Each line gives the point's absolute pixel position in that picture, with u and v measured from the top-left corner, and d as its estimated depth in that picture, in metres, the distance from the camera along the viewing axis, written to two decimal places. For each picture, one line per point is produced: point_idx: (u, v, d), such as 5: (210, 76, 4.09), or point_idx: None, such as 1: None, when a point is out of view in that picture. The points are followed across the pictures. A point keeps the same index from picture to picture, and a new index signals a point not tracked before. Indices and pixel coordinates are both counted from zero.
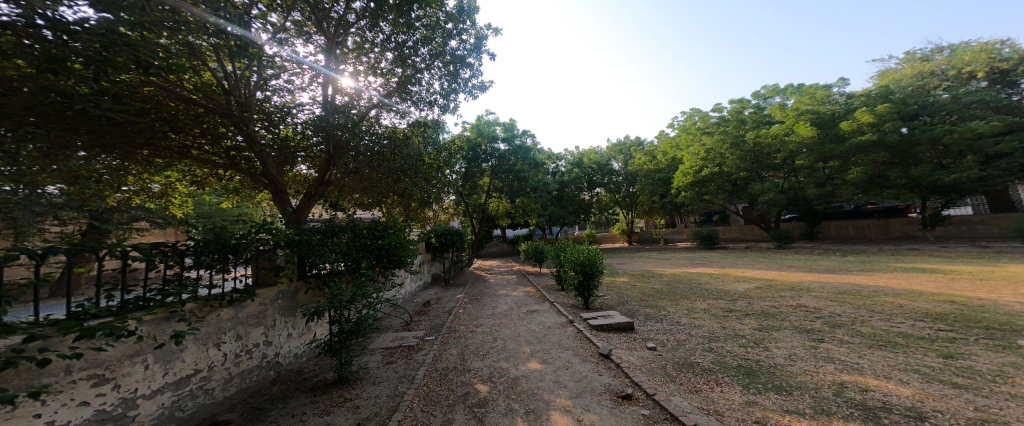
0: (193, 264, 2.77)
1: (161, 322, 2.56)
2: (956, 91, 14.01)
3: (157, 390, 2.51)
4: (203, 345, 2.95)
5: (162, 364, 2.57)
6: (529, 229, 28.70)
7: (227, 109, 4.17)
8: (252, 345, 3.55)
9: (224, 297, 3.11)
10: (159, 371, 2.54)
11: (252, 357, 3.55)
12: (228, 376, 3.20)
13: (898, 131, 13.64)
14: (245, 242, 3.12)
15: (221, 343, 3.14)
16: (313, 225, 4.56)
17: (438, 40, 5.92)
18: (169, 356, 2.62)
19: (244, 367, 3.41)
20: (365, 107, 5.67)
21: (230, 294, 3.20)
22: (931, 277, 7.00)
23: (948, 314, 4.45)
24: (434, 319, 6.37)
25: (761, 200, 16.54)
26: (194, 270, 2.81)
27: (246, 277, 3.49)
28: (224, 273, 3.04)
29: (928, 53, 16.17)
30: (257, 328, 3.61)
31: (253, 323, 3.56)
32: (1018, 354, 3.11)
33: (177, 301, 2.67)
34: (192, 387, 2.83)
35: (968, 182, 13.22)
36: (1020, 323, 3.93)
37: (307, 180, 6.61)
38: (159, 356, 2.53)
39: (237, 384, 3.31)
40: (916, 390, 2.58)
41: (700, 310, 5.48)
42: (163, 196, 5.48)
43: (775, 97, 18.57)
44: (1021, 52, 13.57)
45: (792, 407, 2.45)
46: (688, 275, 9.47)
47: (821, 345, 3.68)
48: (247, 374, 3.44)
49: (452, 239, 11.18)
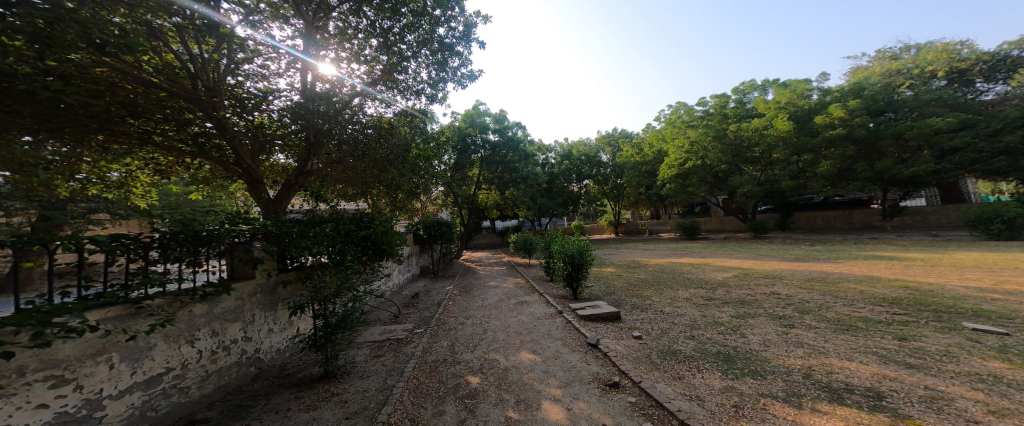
0: (161, 258, 2.59)
1: (126, 318, 2.41)
2: (919, 89, 14.91)
3: (124, 390, 2.38)
4: (174, 342, 2.80)
5: (129, 362, 2.42)
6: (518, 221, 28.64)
7: (193, 94, 3.87)
8: (230, 342, 3.42)
9: (196, 291, 2.98)
10: (126, 371, 2.40)
11: (231, 354, 3.43)
12: (205, 373, 3.09)
13: (865, 125, 14.45)
14: (218, 234, 2.92)
15: (195, 339, 3.00)
16: (293, 216, 4.39)
17: (425, 27, 5.65)
18: (136, 354, 2.48)
19: (221, 364, 3.29)
20: (348, 95, 5.38)
21: (202, 288, 3.05)
22: (888, 264, 7.60)
23: (903, 298, 4.84)
24: (423, 311, 6.32)
25: (739, 192, 17.14)
26: (161, 264, 2.64)
27: (219, 271, 3.32)
28: (195, 267, 2.91)
29: (896, 51, 17.08)
30: (234, 323, 3.48)
31: (230, 318, 3.41)
32: (961, 335, 3.45)
33: (142, 296, 2.50)
34: (165, 386, 2.70)
35: (923, 176, 14.25)
36: (963, 306, 4.35)
37: (286, 170, 6.38)
38: (125, 355, 2.39)
39: (215, 381, 3.20)
40: (875, 371, 2.83)
41: (682, 299, 5.72)
42: (123, 186, 5.09)
43: (754, 92, 19.09)
44: (978, 54, 14.63)
45: (766, 391, 2.63)
46: (672, 265, 9.79)
47: (792, 330, 3.93)
48: (225, 371, 3.33)
49: (441, 231, 10.84)
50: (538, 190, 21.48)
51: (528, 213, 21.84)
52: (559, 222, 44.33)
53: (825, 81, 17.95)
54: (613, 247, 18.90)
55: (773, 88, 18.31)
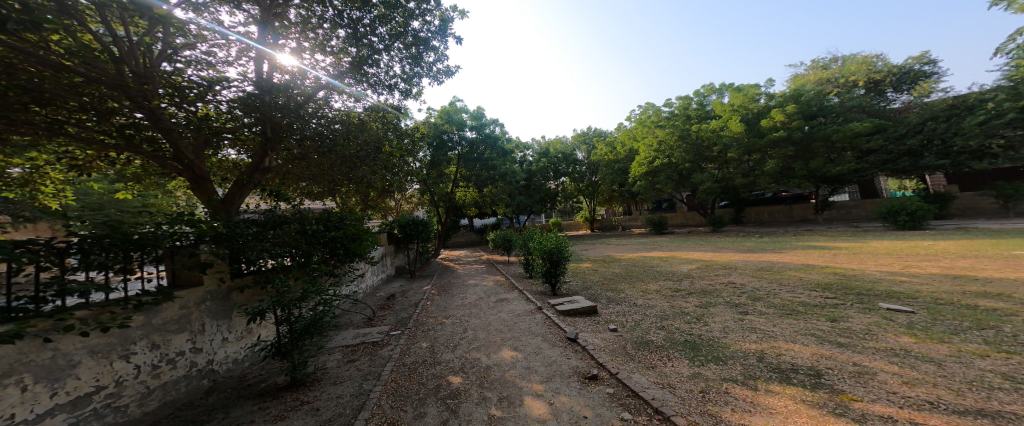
0: (82, 266, 2.23)
1: (40, 334, 2.07)
2: (845, 96, 16.88)
3: (44, 414, 2.07)
4: (104, 358, 2.44)
5: (47, 383, 2.10)
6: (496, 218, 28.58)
7: (118, 80, 3.35)
8: (176, 354, 3.08)
9: (130, 300, 2.63)
10: (44, 392, 2.08)
11: (177, 367, 3.09)
12: (146, 389, 2.76)
13: (802, 129, 16.20)
14: (153, 237, 2.63)
15: (131, 354, 2.65)
16: (249, 216, 4.01)
17: (397, 19, 5.37)
18: (56, 374, 2.15)
19: (166, 379, 2.97)
20: (312, 88, 4.99)
21: (137, 297, 2.68)
22: (822, 253, 8.64)
23: (833, 284, 5.56)
24: (400, 312, 6.15)
25: (701, 189, 18.40)
26: (83, 273, 2.28)
27: (157, 277, 2.95)
28: (127, 274, 2.54)
29: (827, 61, 19.15)
30: (180, 334, 3.12)
31: (175, 329, 3.07)
32: (879, 315, 4.04)
33: (61, 309, 2.16)
34: (97, 406, 2.38)
35: (848, 173, 16.26)
36: (879, 288, 5.09)
37: (238, 166, 5.83)
38: (42, 374, 2.06)
39: (160, 397, 2.88)
40: (814, 351, 3.24)
41: (652, 291, 6.09)
42: (29, 184, 4.36)
43: (713, 95, 20.40)
44: (890, 66, 16.82)
45: (728, 375, 2.91)
46: (642, 259, 10.36)
47: (746, 317, 4.36)
48: (172, 385, 3.01)
49: (417, 230, 10.46)
50: (515, 187, 21.49)
51: (506, 210, 21.81)
52: (538, 219, 44.63)
53: (772, 86, 19.65)
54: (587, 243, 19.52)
55: (728, 91, 19.72)
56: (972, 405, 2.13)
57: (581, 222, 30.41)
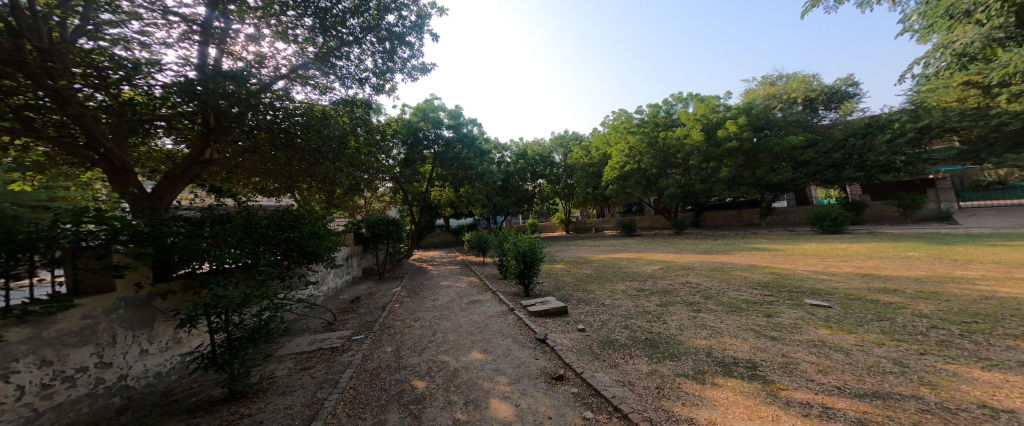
0: None
1: None
2: (787, 112, 18.79)
3: None
4: None
5: None
6: (472, 219, 28.28)
7: (15, 55, 2.96)
8: (76, 370, 2.66)
9: (11, 311, 2.19)
10: None
11: (77, 385, 2.67)
12: (36, 412, 2.36)
13: (750, 140, 17.80)
14: (50, 236, 2.22)
15: (12, 374, 2.23)
16: (186, 213, 3.60)
17: (371, 12, 5.15)
18: None
19: (63, 398, 2.56)
20: (270, 77, 4.67)
21: (21, 307, 2.24)
22: (764, 254, 9.54)
23: (771, 282, 6.17)
24: (364, 316, 5.88)
25: (666, 193, 19.40)
26: None
27: (50, 281, 2.47)
28: (9, 281, 2.11)
29: (774, 79, 21.16)
30: (81, 348, 2.71)
31: (75, 342, 2.65)
32: (805, 310, 4.54)
33: None
34: None
35: (787, 182, 18.11)
36: (807, 286, 5.73)
37: (175, 158, 5.27)
38: None
39: (53, 420, 2.47)
40: (751, 345, 3.57)
41: (619, 291, 6.37)
42: None
43: (678, 104, 21.69)
44: (822, 87, 18.98)
45: (681, 371, 3.12)
46: (611, 260, 10.79)
47: (699, 315, 4.69)
48: (71, 406, 2.60)
49: (386, 230, 10.03)
50: (493, 187, 21.41)
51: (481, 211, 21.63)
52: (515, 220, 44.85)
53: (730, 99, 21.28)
54: (560, 244, 19.94)
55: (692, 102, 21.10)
56: (870, 388, 2.47)
57: (557, 223, 31.04)
